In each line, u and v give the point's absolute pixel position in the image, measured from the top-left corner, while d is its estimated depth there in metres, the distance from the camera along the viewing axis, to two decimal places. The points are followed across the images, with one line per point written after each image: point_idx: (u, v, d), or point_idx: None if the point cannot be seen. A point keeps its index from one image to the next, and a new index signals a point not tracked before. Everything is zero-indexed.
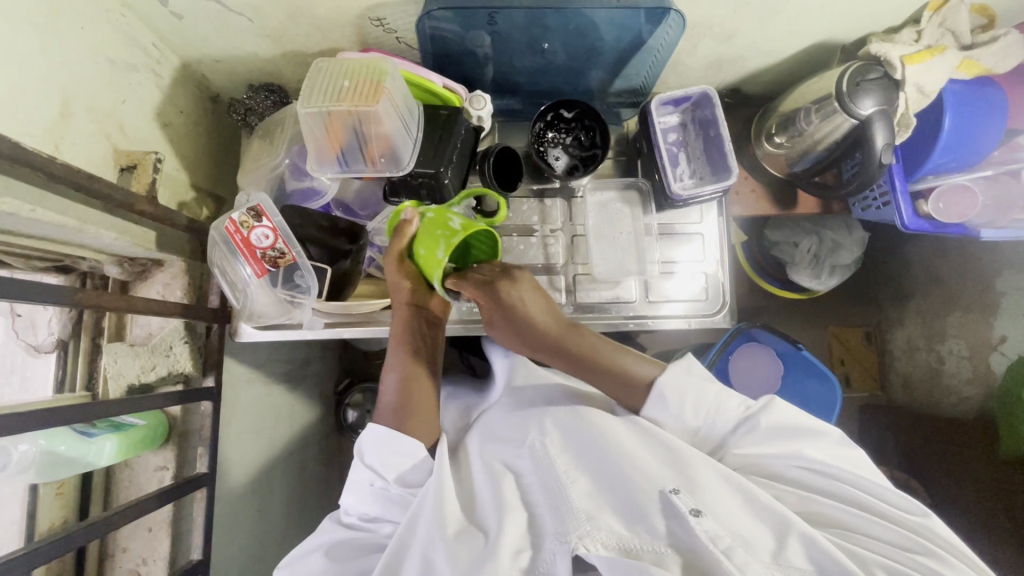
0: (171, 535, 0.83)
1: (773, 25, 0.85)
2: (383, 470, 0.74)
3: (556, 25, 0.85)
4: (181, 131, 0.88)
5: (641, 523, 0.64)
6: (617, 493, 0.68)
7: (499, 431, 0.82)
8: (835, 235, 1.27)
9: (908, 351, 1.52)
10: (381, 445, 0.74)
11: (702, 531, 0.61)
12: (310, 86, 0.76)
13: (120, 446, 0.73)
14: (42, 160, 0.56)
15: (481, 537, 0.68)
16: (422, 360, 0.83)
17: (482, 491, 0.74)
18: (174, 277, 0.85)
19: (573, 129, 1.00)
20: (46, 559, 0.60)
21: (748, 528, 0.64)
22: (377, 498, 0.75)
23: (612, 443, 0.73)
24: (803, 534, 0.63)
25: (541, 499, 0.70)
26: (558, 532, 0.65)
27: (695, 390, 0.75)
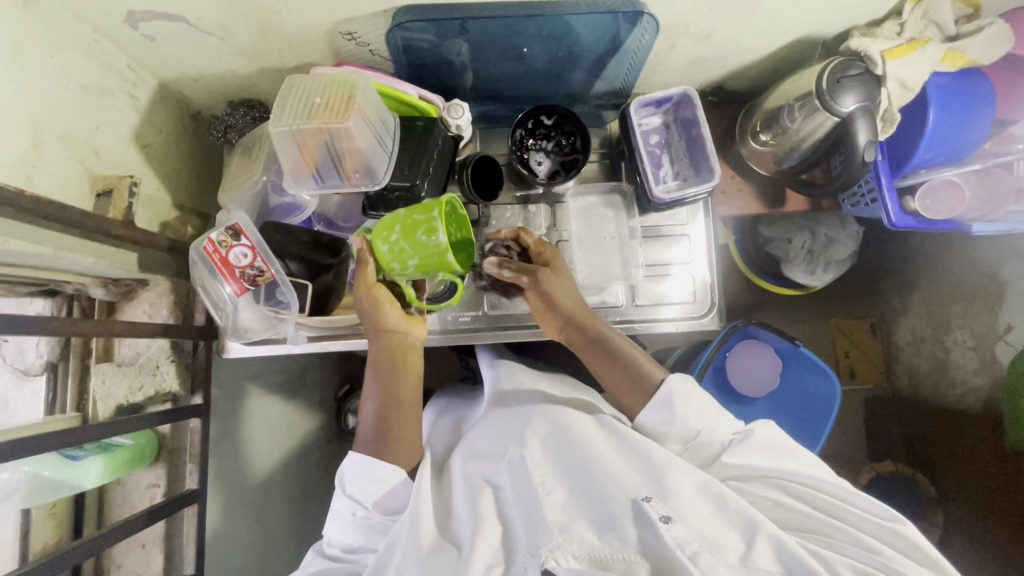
0: (163, 551, 0.84)
1: (750, 23, 0.84)
2: (363, 498, 0.75)
3: (529, 31, 0.84)
4: (162, 151, 0.89)
5: (612, 533, 0.64)
6: (592, 503, 0.67)
7: (479, 445, 0.82)
8: (829, 230, 1.25)
9: (914, 342, 1.49)
10: (358, 472, 0.75)
11: (671, 537, 0.61)
12: (282, 104, 0.76)
13: (106, 467, 0.74)
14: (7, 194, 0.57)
15: (455, 552, 0.68)
16: (404, 386, 0.82)
17: (460, 503, 0.74)
18: (159, 295, 0.87)
19: (554, 134, 0.99)
20: None
21: (718, 534, 0.64)
22: (360, 527, 0.75)
23: (588, 454, 0.74)
24: (771, 537, 0.63)
25: (515, 509, 0.70)
26: (530, 545, 0.64)
27: (697, 401, 0.76)
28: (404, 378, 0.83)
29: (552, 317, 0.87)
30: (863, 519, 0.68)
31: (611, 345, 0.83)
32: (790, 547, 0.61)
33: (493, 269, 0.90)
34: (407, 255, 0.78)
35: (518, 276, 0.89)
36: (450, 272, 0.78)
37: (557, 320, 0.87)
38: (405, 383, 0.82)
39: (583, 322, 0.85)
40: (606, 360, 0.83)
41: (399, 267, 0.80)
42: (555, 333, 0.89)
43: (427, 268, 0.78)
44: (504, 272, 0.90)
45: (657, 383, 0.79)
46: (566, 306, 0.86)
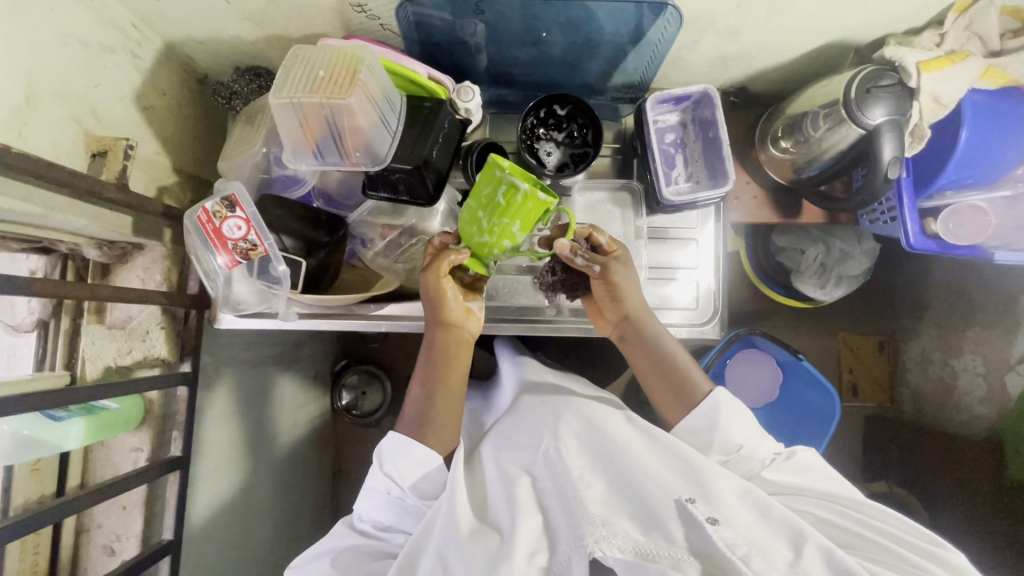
0: (144, 514, 0.85)
1: (780, 23, 0.79)
2: (400, 479, 0.76)
3: (547, 15, 0.81)
4: (164, 114, 0.87)
5: (659, 531, 0.63)
6: (632, 500, 0.67)
7: (510, 436, 0.83)
8: (843, 244, 1.21)
9: (922, 363, 1.46)
10: (400, 450, 0.77)
11: (720, 538, 0.60)
12: (285, 75, 0.74)
13: (89, 430, 0.74)
14: None
15: (496, 535, 0.68)
16: (449, 378, 0.82)
17: (496, 490, 0.75)
18: (154, 261, 0.86)
19: (567, 124, 0.95)
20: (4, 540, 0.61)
21: (764, 538, 0.63)
22: (391, 507, 0.77)
23: (628, 454, 0.74)
24: (820, 546, 0.61)
25: (556, 501, 0.70)
26: (574, 536, 0.64)
27: (743, 415, 0.80)
28: (453, 368, 0.82)
29: (612, 311, 0.85)
30: (905, 536, 0.68)
31: (667, 350, 0.84)
32: (838, 555, 0.60)
33: (565, 254, 0.80)
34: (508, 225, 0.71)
35: (589, 265, 0.81)
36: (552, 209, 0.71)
37: (615, 314, 0.85)
38: (453, 373, 0.82)
39: (641, 322, 0.84)
40: (658, 366, 0.84)
41: (510, 242, 0.73)
42: (609, 326, 0.88)
43: (532, 225, 0.72)
44: (576, 259, 0.80)
45: (703, 395, 0.81)
46: (630, 303, 0.83)
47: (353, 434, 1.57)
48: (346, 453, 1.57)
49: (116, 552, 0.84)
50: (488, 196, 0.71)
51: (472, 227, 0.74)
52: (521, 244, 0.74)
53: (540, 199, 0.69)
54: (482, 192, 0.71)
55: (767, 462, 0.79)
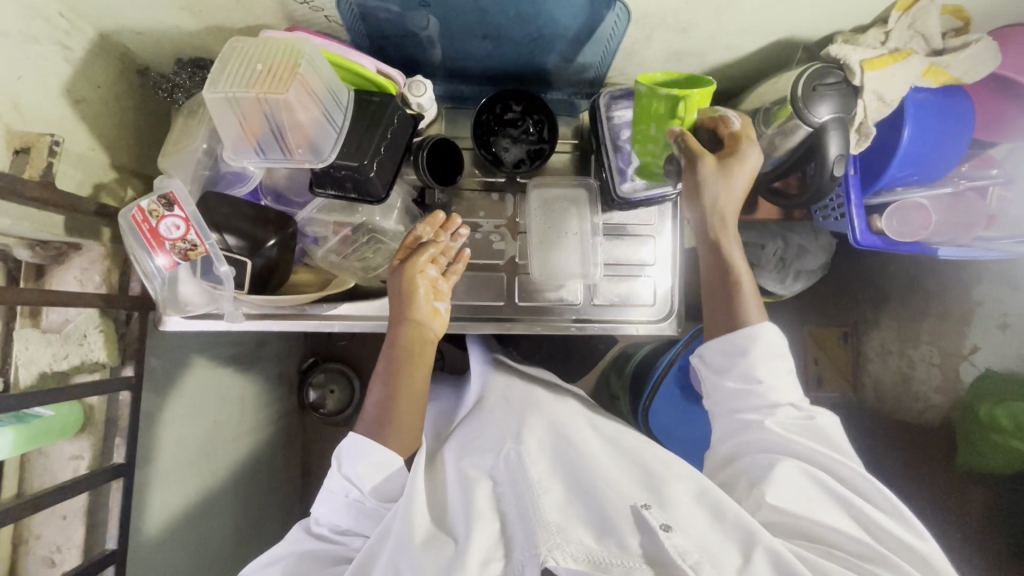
0: (86, 523, 0.82)
1: (730, 20, 0.79)
2: (359, 481, 0.74)
3: (497, 8, 0.79)
4: (100, 108, 0.84)
5: (612, 538, 0.63)
6: (588, 506, 0.67)
7: (472, 440, 0.82)
8: (801, 239, 1.24)
9: (882, 353, 1.44)
10: (358, 453, 0.75)
11: (671, 545, 0.61)
12: (221, 68, 0.70)
13: (20, 438, 0.71)
14: None
15: (451, 543, 0.67)
16: (411, 377, 0.80)
17: (455, 496, 0.74)
18: (92, 262, 0.83)
19: (522, 121, 0.94)
20: None
21: (714, 543, 0.64)
22: (351, 510, 0.76)
23: (587, 463, 0.74)
24: (769, 550, 0.63)
25: (514, 510, 0.68)
26: (529, 544, 0.63)
27: (771, 363, 0.76)
28: (418, 368, 0.82)
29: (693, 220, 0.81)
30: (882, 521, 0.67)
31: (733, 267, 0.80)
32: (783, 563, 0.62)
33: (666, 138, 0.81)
34: (652, 139, 0.86)
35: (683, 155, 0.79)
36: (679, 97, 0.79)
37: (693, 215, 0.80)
38: (418, 372, 0.81)
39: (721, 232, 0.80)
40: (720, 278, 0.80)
41: (655, 139, 0.85)
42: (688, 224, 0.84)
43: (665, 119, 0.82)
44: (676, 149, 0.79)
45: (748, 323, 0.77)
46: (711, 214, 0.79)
47: (320, 433, 1.55)
48: (313, 453, 1.55)
49: (57, 563, 0.81)
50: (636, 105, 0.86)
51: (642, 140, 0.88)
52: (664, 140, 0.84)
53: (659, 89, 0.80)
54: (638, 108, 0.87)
55: (781, 410, 0.75)
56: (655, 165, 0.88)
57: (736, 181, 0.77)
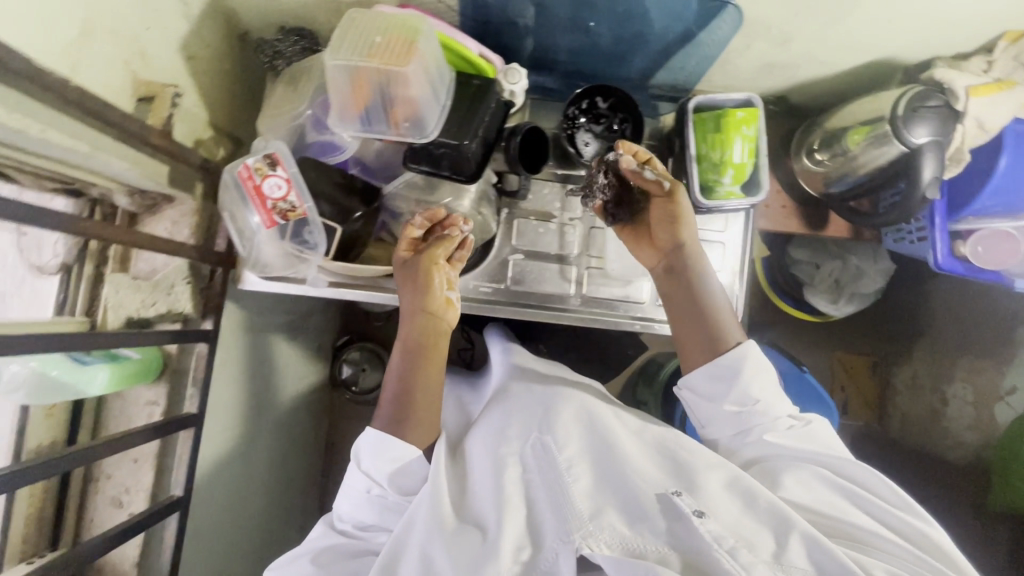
0: (154, 469, 0.84)
1: (835, 36, 0.80)
2: (378, 476, 0.75)
3: (606, 5, 0.81)
4: (206, 67, 0.86)
5: (644, 525, 0.65)
6: (619, 493, 0.68)
7: (498, 422, 0.81)
8: (859, 261, 1.23)
9: (912, 389, 1.48)
10: (376, 447, 0.75)
11: (706, 531, 0.62)
12: (342, 37, 0.73)
13: (113, 377, 0.73)
14: (51, 79, 0.54)
15: (479, 533, 0.69)
16: (425, 369, 0.81)
17: (484, 475, 0.75)
18: (183, 215, 0.85)
19: (607, 118, 0.95)
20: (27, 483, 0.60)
21: (750, 530, 0.64)
22: (373, 505, 0.76)
23: (616, 444, 0.74)
24: (805, 535, 0.62)
25: (546, 498, 0.69)
26: (561, 531, 0.65)
27: (762, 374, 0.79)
28: (433, 367, 0.82)
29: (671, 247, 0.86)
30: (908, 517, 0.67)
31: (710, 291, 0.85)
32: (812, 548, 0.62)
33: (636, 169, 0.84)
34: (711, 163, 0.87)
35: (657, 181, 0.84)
36: (738, 124, 0.85)
37: (668, 241, 0.86)
38: (432, 364, 0.81)
39: (689, 254, 0.85)
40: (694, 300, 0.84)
41: (722, 165, 0.86)
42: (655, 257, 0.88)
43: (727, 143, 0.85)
44: (643, 172, 0.83)
45: (731, 345, 0.81)
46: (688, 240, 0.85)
47: (349, 410, 1.57)
48: (342, 429, 1.56)
49: (124, 505, 0.83)
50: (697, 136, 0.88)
51: (709, 170, 0.87)
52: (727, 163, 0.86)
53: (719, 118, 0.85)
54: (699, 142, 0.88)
55: (778, 422, 0.78)
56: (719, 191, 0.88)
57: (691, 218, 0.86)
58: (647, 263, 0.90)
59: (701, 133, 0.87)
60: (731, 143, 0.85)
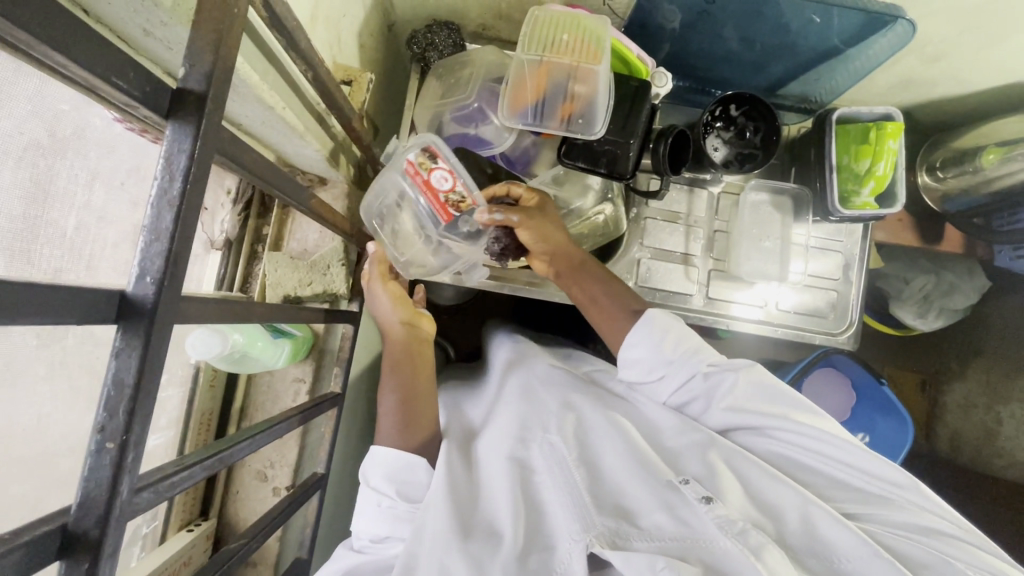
0: (298, 445, 0.86)
1: (988, 56, 0.83)
2: (387, 483, 0.66)
3: (769, 15, 0.83)
4: (367, 54, 0.88)
5: (652, 517, 0.57)
6: (625, 488, 0.61)
7: (500, 424, 0.74)
8: (954, 278, 1.26)
9: (964, 407, 1.44)
10: (383, 460, 0.67)
11: (714, 517, 0.56)
12: (530, 32, 0.75)
13: (291, 351, 0.76)
14: (320, 65, 0.55)
15: (492, 537, 0.58)
16: (420, 377, 0.75)
17: (490, 471, 0.67)
18: (336, 197, 0.88)
19: (741, 124, 0.98)
20: (196, 480, 0.45)
21: (761, 514, 0.58)
22: (386, 518, 0.65)
23: (626, 430, 0.68)
24: (828, 515, 0.57)
25: (552, 491, 0.62)
26: (569, 527, 0.57)
27: (679, 330, 0.73)
28: (424, 377, 0.76)
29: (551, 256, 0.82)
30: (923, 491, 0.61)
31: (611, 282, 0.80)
32: (821, 528, 0.57)
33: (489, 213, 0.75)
34: (857, 173, 0.89)
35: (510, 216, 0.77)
36: (889, 138, 0.86)
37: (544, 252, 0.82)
38: (423, 372, 0.76)
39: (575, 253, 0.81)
40: (593, 296, 0.79)
41: (865, 177, 0.88)
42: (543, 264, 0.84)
43: (875, 155, 0.87)
44: (495, 217, 0.75)
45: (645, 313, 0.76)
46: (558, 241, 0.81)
47: None
48: None
49: (268, 479, 0.85)
50: (845, 146, 0.90)
51: (852, 181, 0.90)
52: (872, 175, 0.88)
53: (875, 132, 0.87)
54: (845, 153, 0.90)
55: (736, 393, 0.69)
56: (860, 200, 0.90)
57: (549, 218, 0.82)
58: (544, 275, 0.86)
59: (851, 144, 0.90)
60: (878, 156, 0.87)
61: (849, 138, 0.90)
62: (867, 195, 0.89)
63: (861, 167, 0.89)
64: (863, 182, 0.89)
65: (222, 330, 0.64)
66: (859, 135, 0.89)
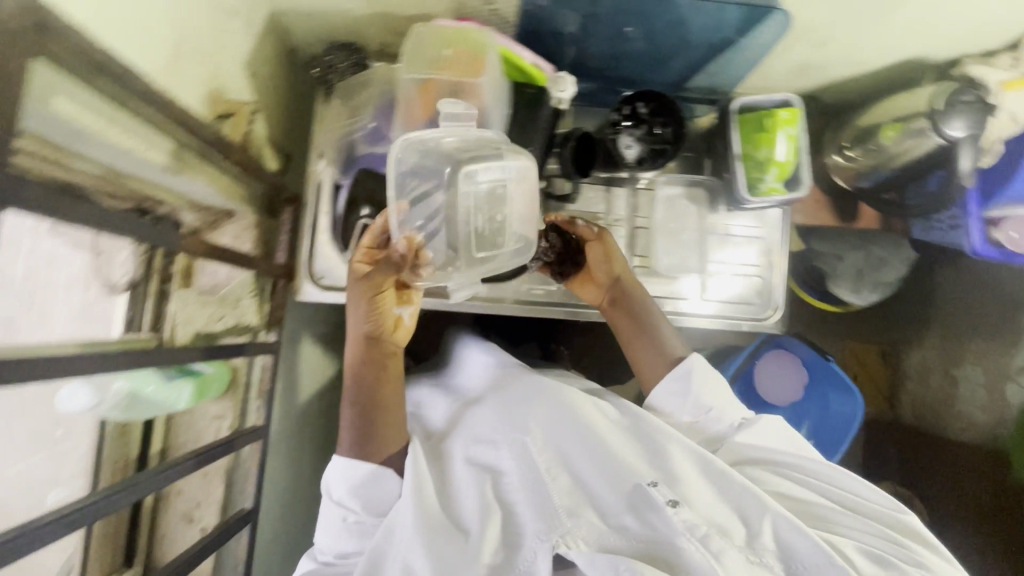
0: (224, 482, 0.85)
1: (872, 36, 0.85)
2: (351, 502, 0.70)
3: (655, 12, 0.83)
4: (263, 83, 0.87)
5: (617, 518, 0.62)
6: (597, 490, 0.65)
7: (477, 426, 0.74)
8: (884, 252, 1.28)
9: (922, 374, 1.45)
10: (343, 477, 0.70)
11: (679, 520, 0.59)
12: (411, 52, 0.76)
13: (195, 391, 0.74)
14: (167, 106, 0.55)
15: (462, 536, 0.64)
16: (382, 386, 0.73)
17: (463, 476, 0.70)
18: (244, 229, 0.87)
19: (650, 121, 0.97)
20: (67, 531, 0.48)
21: (722, 517, 0.61)
22: (351, 532, 0.71)
23: (596, 430, 0.69)
24: (779, 518, 0.60)
25: (520, 495, 0.66)
26: (539, 529, 0.62)
27: (714, 380, 0.79)
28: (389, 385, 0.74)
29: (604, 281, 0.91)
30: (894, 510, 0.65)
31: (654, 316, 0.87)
32: (785, 534, 0.59)
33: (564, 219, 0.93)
34: (758, 161, 0.90)
35: (588, 228, 0.92)
36: (784, 126, 0.88)
37: (605, 277, 0.91)
38: (388, 381, 0.73)
39: (628, 285, 0.90)
40: (628, 331, 0.87)
41: (768, 165, 0.90)
42: (597, 292, 0.92)
43: (773, 142, 0.89)
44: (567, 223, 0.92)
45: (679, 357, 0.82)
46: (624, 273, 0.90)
47: None
48: None
49: (195, 519, 0.84)
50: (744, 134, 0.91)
51: (756, 169, 0.91)
52: (773, 162, 0.89)
53: (774, 119, 0.88)
54: (747, 141, 0.91)
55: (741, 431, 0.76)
56: (765, 187, 0.91)
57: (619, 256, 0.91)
58: (595, 304, 0.93)
59: (751, 133, 0.91)
60: (776, 143, 0.89)
61: (750, 126, 0.91)
62: (772, 182, 0.91)
63: (763, 154, 0.90)
64: (767, 169, 0.90)
65: (104, 380, 0.64)
66: (759, 122, 0.90)
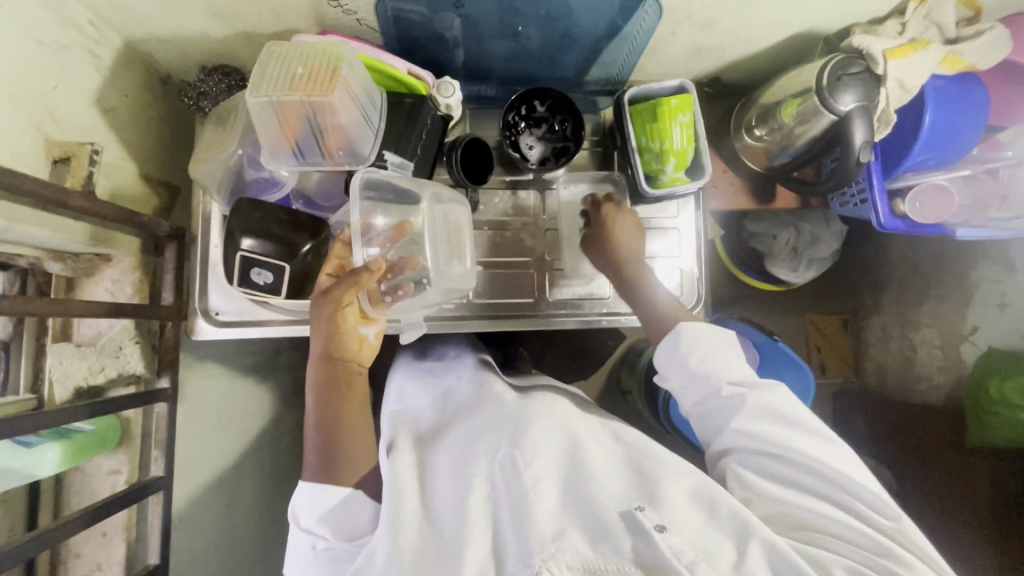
0: (126, 539, 0.82)
1: (757, 15, 0.82)
2: (320, 527, 0.66)
3: (527, 9, 0.79)
4: (125, 117, 0.82)
5: (607, 543, 0.55)
6: (584, 510, 0.59)
7: (468, 441, 0.68)
8: (813, 227, 1.26)
9: (883, 340, 1.38)
10: (310, 501, 0.66)
11: (666, 546, 0.53)
12: (261, 72, 0.71)
13: (65, 454, 0.70)
14: None
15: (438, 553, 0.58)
16: (344, 405, 0.71)
17: (446, 498, 0.63)
18: (124, 272, 0.83)
19: (548, 119, 0.94)
20: None
21: (710, 541, 0.56)
22: (321, 562, 0.66)
23: (584, 456, 0.65)
24: (765, 541, 0.56)
25: (507, 513, 0.59)
26: (520, 549, 0.55)
27: (729, 357, 0.73)
28: (349, 404, 0.72)
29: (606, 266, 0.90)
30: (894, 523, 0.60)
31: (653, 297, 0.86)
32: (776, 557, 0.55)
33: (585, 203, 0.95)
34: (653, 152, 0.88)
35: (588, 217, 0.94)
36: (677, 114, 0.85)
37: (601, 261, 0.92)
38: (349, 402, 0.72)
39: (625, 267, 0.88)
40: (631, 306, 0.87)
41: (664, 155, 0.87)
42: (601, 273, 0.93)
43: (668, 131, 0.85)
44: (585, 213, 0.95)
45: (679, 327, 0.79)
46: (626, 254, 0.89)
47: None
48: None
49: None
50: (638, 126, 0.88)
51: (653, 161, 0.88)
52: (670, 152, 0.86)
53: (666, 107, 0.85)
54: (642, 131, 0.88)
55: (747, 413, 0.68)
56: (664, 177, 0.89)
57: (630, 239, 0.90)
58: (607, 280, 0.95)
59: (646, 122, 0.87)
60: (670, 133, 0.85)
61: (644, 116, 0.87)
62: (670, 172, 0.88)
63: (658, 144, 0.87)
64: (664, 159, 0.87)
65: None
66: (652, 111, 0.86)
